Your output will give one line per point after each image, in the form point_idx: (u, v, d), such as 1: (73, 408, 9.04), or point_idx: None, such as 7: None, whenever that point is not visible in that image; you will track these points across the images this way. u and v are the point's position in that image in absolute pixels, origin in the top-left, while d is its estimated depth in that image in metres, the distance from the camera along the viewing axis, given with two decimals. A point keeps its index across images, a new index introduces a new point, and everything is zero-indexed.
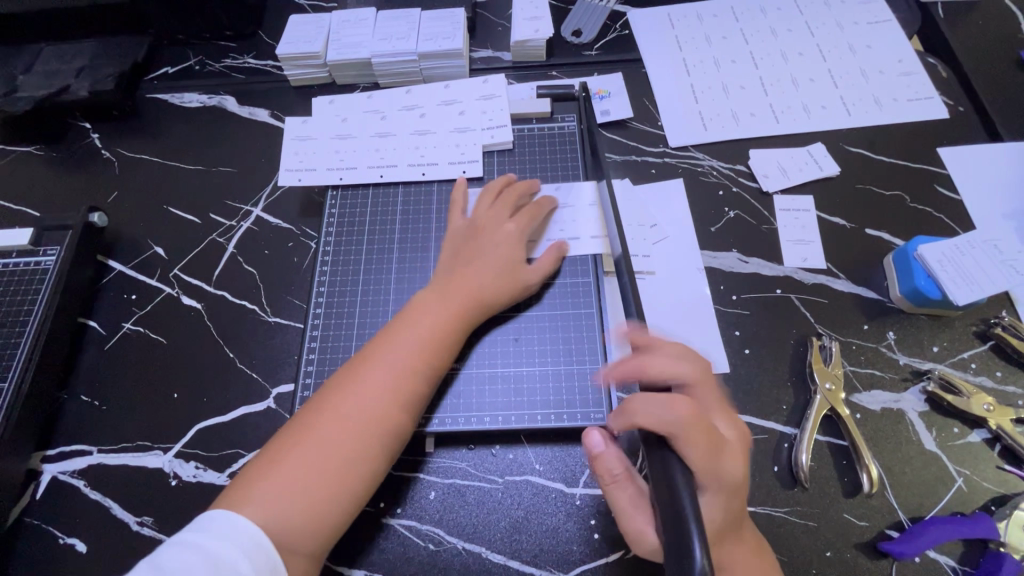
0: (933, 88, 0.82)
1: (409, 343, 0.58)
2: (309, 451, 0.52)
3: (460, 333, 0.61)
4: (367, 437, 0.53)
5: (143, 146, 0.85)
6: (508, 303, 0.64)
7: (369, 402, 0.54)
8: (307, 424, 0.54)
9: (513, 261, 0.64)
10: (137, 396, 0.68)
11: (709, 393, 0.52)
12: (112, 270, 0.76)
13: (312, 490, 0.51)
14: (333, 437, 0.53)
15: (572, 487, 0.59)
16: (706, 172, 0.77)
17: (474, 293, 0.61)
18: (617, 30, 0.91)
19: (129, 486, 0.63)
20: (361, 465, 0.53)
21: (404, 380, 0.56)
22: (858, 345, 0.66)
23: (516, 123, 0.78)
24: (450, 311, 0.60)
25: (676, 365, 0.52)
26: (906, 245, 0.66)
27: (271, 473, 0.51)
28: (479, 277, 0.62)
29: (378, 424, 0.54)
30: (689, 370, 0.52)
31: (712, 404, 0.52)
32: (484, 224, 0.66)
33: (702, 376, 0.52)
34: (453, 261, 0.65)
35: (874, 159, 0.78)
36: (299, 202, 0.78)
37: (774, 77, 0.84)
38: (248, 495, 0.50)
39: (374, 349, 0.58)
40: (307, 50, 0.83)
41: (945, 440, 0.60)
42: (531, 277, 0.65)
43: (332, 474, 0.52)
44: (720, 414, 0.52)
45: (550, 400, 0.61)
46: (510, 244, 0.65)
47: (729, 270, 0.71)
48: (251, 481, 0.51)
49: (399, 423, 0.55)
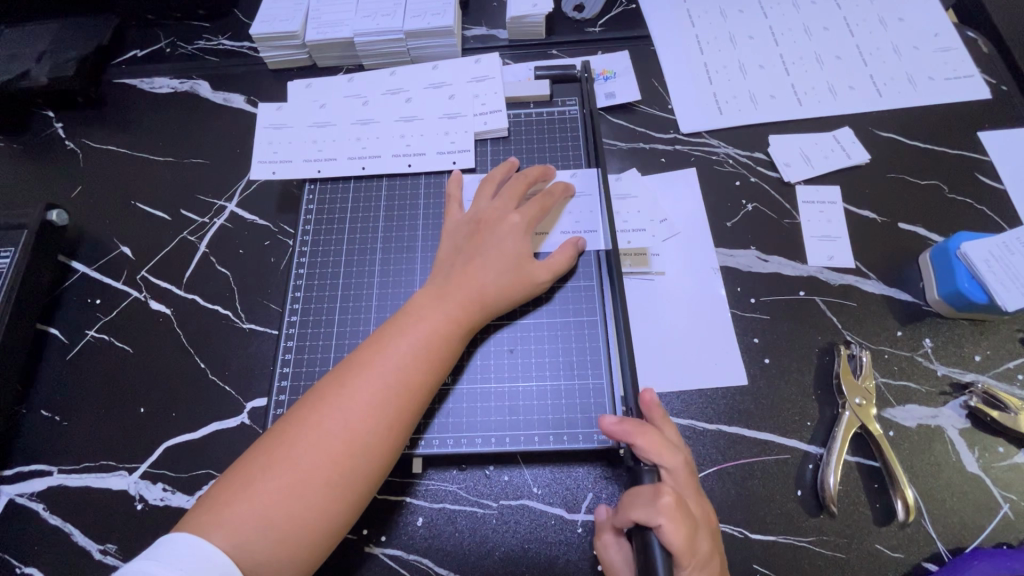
0: (973, 65, 0.74)
1: (404, 350, 0.52)
2: (288, 469, 0.46)
3: (460, 338, 0.54)
4: (352, 455, 0.48)
5: (110, 136, 0.79)
6: (514, 304, 0.57)
7: (357, 416, 0.49)
8: (287, 438, 0.48)
9: (520, 254, 0.57)
10: (102, 410, 0.62)
11: (690, 477, 0.48)
12: (75, 272, 0.70)
13: (288, 515, 0.45)
14: (313, 452, 0.47)
15: (573, 513, 0.54)
16: (722, 160, 0.70)
17: (476, 291, 0.55)
18: (623, 4, 0.83)
19: (91, 510, 0.58)
20: (344, 487, 0.47)
21: (397, 393, 0.50)
22: (891, 354, 0.59)
23: (512, 108, 0.71)
24: (446, 312, 0.54)
25: (660, 445, 0.48)
26: (947, 242, 0.60)
27: (244, 493, 0.45)
28: (482, 276, 0.56)
29: (363, 438, 0.48)
30: (672, 454, 0.48)
31: (691, 487, 0.48)
32: (486, 216, 0.60)
33: (683, 458, 0.49)
34: (454, 258, 0.58)
35: (908, 145, 0.70)
36: (277, 197, 0.72)
37: (797, 55, 0.76)
38: (215, 519, 0.44)
39: (364, 355, 0.52)
40: (283, 29, 0.75)
41: (989, 461, 0.54)
42: (540, 271, 0.58)
43: (312, 493, 0.46)
44: (698, 497, 0.48)
45: (548, 419, 0.55)
46: (518, 238, 0.58)
47: (747, 270, 0.64)
48: (221, 503, 0.45)
49: (390, 441, 0.49)
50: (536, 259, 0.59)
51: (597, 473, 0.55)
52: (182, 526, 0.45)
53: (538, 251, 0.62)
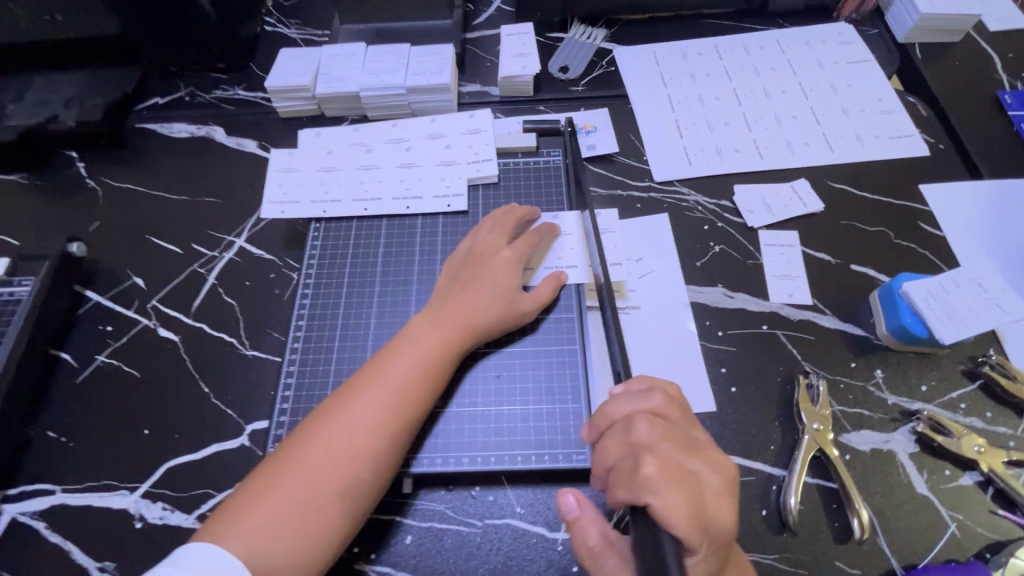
0: (913, 125, 0.84)
1: (402, 370, 0.56)
2: (295, 482, 0.50)
3: (452, 361, 0.59)
4: (356, 469, 0.51)
5: (129, 175, 0.85)
6: (502, 331, 0.62)
7: (358, 433, 0.52)
8: (295, 453, 0.51)
9: (510, 284, 0.63)
10: (107, 431, 0.65)
11: (670, 440, 0.47)
12: (88, 300, 0.74)
13: (295, 525, 0.48)
14: (319, 466, 0.51)
15: (554, 531, 0.57)
16: (692, 207, 0.77)
17: (468, 318, 0.60)
18: (603, 67, 0.92)
19: (91, 529, 0.60)
20: (349, 498, 0.51)
21: (395, 410, 0.54)
22: (846, 383, 0.65)
23: (502, 157, 0.78)
24: (442, 337, 0.59)
25: (626, 425, 0.48)
26: (891, 282, 0.66)
27: (256, 505, 0.49)
28: (474, 304, 0.61)
29: (366, 454, 0.52)
30: (639, 427, 0.48)
31: (677, 450, 0.47)
32: (482, 248, 0.65)
33: (656, 429, 0.48)
34: (449, 287, 0.63)
35: (858, 195, 0.78)
36: (283, 233, 0.78)
37: (758, 114, 0.85)
38: (229, 529, 0.47)
39: (364, 376, 0.56)
40: (296, 83, 0.83)
41: (937, 483, 0.59)
42: (528, 301, 0.63)
43: (318, 504, 0.49)
44: (693, 455, 0.47)
45: (531, 440, 0.60)
46: (508, 271, 0.63)
47: (715, 305, 0.70)
48: (234, 514, 0.48)
49: (391, 456, 0.53)
50: (523, 290, 0.65)
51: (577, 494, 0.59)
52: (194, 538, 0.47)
53: (526, 282, 0.67)
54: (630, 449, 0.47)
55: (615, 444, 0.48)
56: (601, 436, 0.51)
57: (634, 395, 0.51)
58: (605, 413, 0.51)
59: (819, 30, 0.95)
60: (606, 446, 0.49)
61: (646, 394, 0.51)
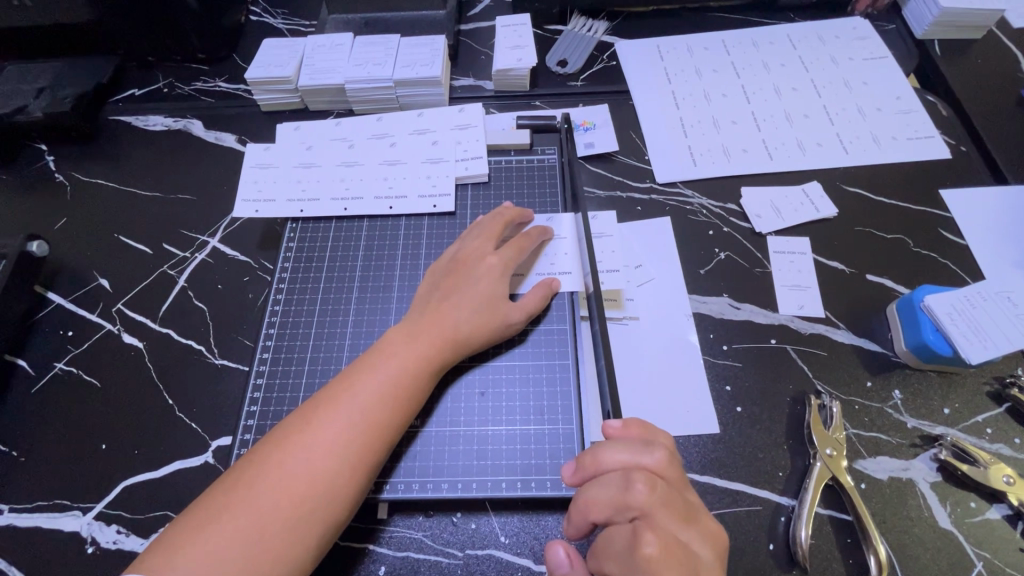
0: (933, 126, 0.79)
1: (373, 386, 0.51)
2: (247, 508, 0.45)
3: (430, 375, 0.54)
4: (315, 494, 0.46)
5: (100, 170, 0.80)
6: (486, 344, 0.57)
7: (321, 454, 0.47)
8: (249, 476, 0.47)
9: (494, 293, 0.58)
10: (63, 446, 0.61)
11: (670, 507, 0.43)
12: (50, 302, 0.70)
13: (245, 558, 0.43)
14: (274, 491, 0.46)
15: (540, 564, 0.52)
16: (696, 210, 0.72)
17: (446, 329, 0.55)
18: (604, 61, 0.87)
19: (38, 552, 0.55)
20: (306, 529, 0.46)
21: (364, 429, 0.49)
22: (861, 405, 0.59)
23: (494, 155, 0.73)
24: (417, 349, 0.54)
25: (622, 482, 0.44)
26: (911, 295, 0.61)
27: (202, 535, 0.44)
28: (455, 315, 0.56)
29: (326, 478, 0.47)
30: (638, 489, 0.43)
31: (675, 519, 0.43)
32: (466, 253, 0.60)
33: (656, 493, 0.43)
34: (430, 295, 0.59)
35: (874, 200, 0.73)
36: (260, 234, 0.73)
37: (767, 112, 0.80)
38: (170, 563, 0.42)
39: (332, 391, 0.51)
40: (277, 74, 0.78)
41: (961, 517, 0.54)
42: (514, 312, 0.58)
43: (271, 535, 0.44)
44: (689, 524, 0.44)
45: (517, 465, 0.55)
46: (494, 279, 0.58)
47: (719, 317, 0.65)
48: (177, 545, 0.43)
49: (355, 481, 0.48)
50: (510, 300, 0.60)
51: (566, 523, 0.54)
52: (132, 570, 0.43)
53: (514, 291, 0.62)
54: (624, 511, 0.43)
55: (606, 501, 0.44)
56: (588, 484, 0.46)
57: (631, 447, 0.46)
58: (595, 458, 0.46)
59: (833, 25, 0.89)
60: (593, 498, 0.45)
61: (645, 448, 0.46)
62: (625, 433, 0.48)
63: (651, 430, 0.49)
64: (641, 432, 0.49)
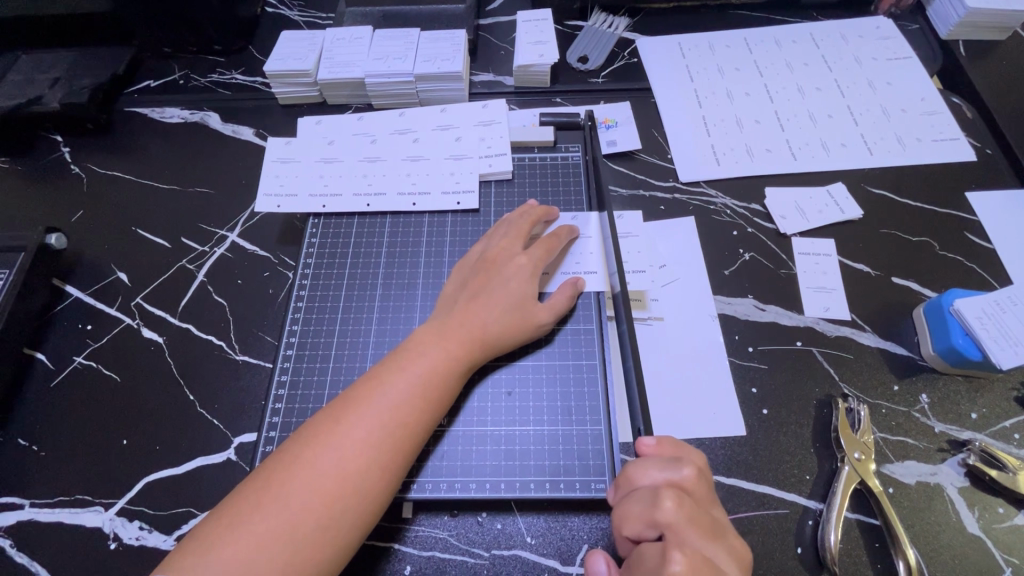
0: (958, 128, 0.78)
1: (403, 386, 0.51)
2: (279, 507, 0.44)
3: (459, 375, 0.54)
4: (346, 494, 0.46)
5: (116, 162, 0.80)
6: (514, 345, 0.57)
7: (352, 454, 0.47)
8: (279, 475, 0.46)
9: (523, 294, 0.57)
10: (83, 441, 0.60)
11: (698, 524, 0.43)
12: (68, 296, 0.69)
13: (278, 558, 0.43)
14: (306, 491, 0.45)
15: (568, 565, 0.51)
16: (719, 211, 0.72)
17: (476, 329, 0.55)
18: (625, 58, 0.86)
19: (60, 548, 0.55)
20: (337, 529, 0.45)
21: (395, 429, 0.49)
22: (889, 409, 0.59)
23: (516, 152, 0.73)
24: (446, 350, 0.53)
25: (651, 498, 0.44)
26: (940, 299, 0.61)
27: (233, 535, 0.43)
28: (485, 315, 0.56)
29: (357, 479, 0.47)
30: (666, 505, 0.43)
31: (702, 537, 0.42)
32: (494, 253, 0.60)
33: (683, 510, 0.43)
34: (457, 295, 0.58)
35: (899, 202, 0.72)
36: (280, 229, 0.72)
37: (791, 112, 0.80)
38: (201, 562, 0.42)
39: (361, 390, 0.51)
40: (297, 68, 0.77)
41: (989, 522, 0.54)
42: (542, 313, 0.58)
43: (302, 536, 0.44)
44: (717, 542, 0.43)
45: (544, 465, 0.54)
46: (523, 279, 0.58)
47: (744, 318, 0.64)
48: (208, 544, 0.43)
49: (385, 481, 0.48)
50: (538, 300, 0.59)
51: (593, 523, 0.53)
52: (163, 568, 0.42)
53: (541, 291, 0.62)
54: (652, 527, 0.43)
55: (637, 517, 0.44)
56: (621, 500, 0.46)
57: (661, 464, 0.46)
58: (628, 475, 0.47)
59: (856, 24, 0.89)
60: (625, 513, 0.45)
61: (675, 465, 0.46)
62: (660, 451, 0.48)
63: (683, 450, 0.49)
64: (675, 450, 0.48)
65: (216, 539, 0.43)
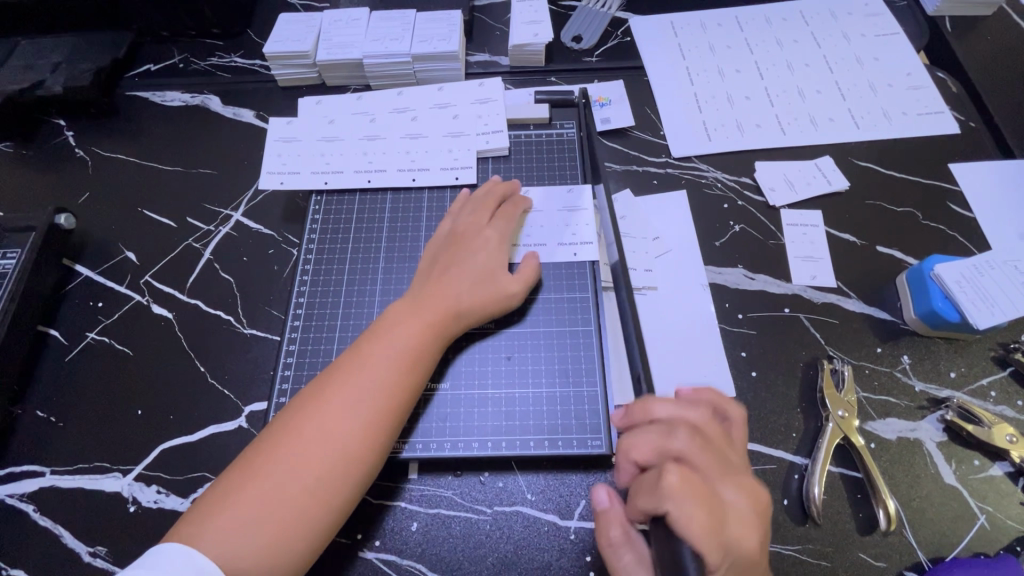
0: (942, 102, 0.80)
1: (382, 358, 0.53)
2: (269, 477, 0.47)
3: (434, 343, 0.56)
4: (331, 457, 0.48)
5: (119, 145, 0.81)
6: (490, 314, 0.59)
7: (335, 421, 0.49)
8: (269, 446, 0.49)
9: (491, 265, 0.60)
10: (99, 412, 0.63)
11: (707, 456, 0.45)
12: (79, 275, 0.71)
13: (272, 522, 0.46)
14: (293, 458, 0.48)
15: (566, 519, 0.54)
16: (711, 184, 0.74)
17: (447, 300, 0.57)
18: (618, 38, 0.88)
19: (82, 512, 0.57)
20: (329, 489, 0.48)
21: (376, 398, 0.51)
22: (872, 369, 0.62)
23: (513, 129, 0.75)
24: (420, 320, 0.56)
25: (666, 432, 0.46)
26: (921, 265, 0.63)
27: (230, 501, 0.46)
28: (456, 288, 0.58)
29: (342, 442, 0.49)
30: (679, 437, 0.46)
31: (711, 469, 0.45)
32: (463, 230, 0.62)
33: (693, 441, 0.46)
34: (430, 271, 0.60)
35: (884, 174, 0.75)
36: (283, 208, 0.74)
37: (781, 88, 0.81)
38: (203, 527, 0.45)
39: (341, 366, 0.53)
40: (296, 49, 0.79)
41: (965, 473, 0.57)
42: (513, 283, 0.60)
43: (295, 496, 0.47)
44: (726, 478, 0.45)
45: (543, 425, 0.57)
46: (489, 252, 0.61)
47: (735, 287, 0.67)
48: (207, 511, 0.46)
49: (370, 443, 0.50)
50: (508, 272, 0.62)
51: (591, 480, 0.56)
52: (170, 535, 0.45)
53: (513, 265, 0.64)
54: (661, 452, 0.46)
55: (648, 445, 0.46)
56: (628, 433, 0.49)
57: (678, 405, 0.49)
58: (638, 410, 0.49)
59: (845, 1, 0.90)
60: (635, 441, 0.47)
61: (692, 406, 0.49)
62: (696, 396, 0.51)
63: (713, 400, 0.51)
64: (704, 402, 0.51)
65: (214, 504, 0.46)
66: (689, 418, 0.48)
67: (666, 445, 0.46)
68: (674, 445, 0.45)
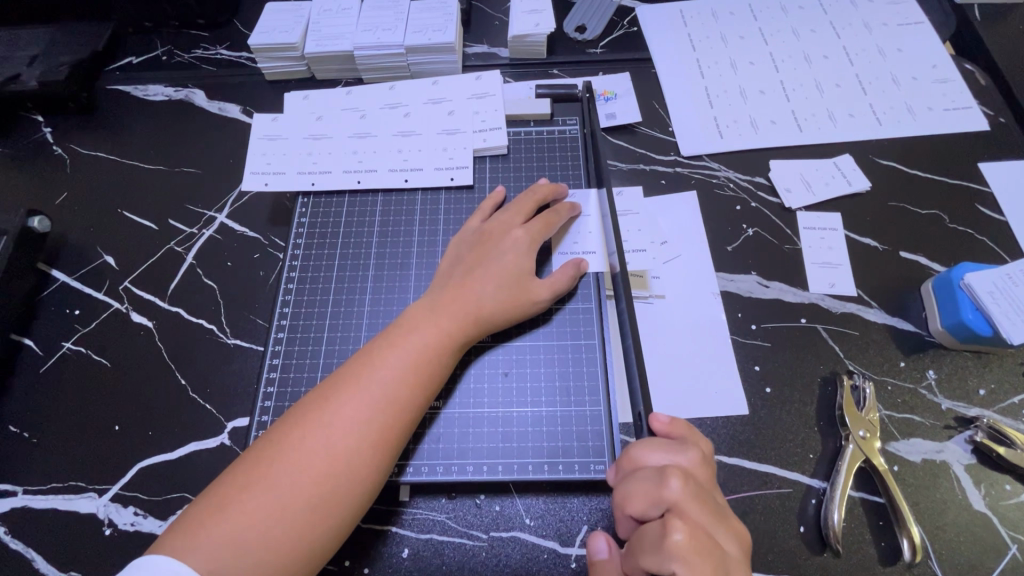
0: (971, 96, 0.75)
1: (395, 364, 0.49)
2: (269, 487, 0.44)
3: (452, 351, 0.52)
4: (337, 472, 0.45)
5: (99, 142, 0.77)
6: (512, 321, 0.55)
7: (343, 433, 0.46)
8: (270, 453, 0.45)
9: (520, 267, 0.56)
10: (74, 427, 0.59)
11: (702, 504, 0.42)
12: (55, 280, 0.67)
13: (268, 538, 0.42)
14: (296, 470, 0.44)
15: (567, 546, 0.51)
16: (722, 184, 0.70)
17: (470, 304, 0.53)
18: (624, 27, 0.83)
19: (55, 534, 0.54)
20: (331, 505, 0.44)
21: (388, 408, 0.48)
22: (894, 385, 0.58)
23: (512, 126, 0.70)
24: (439, 325, 0.52)
25: (658, 478, 0.42)
26: (950, 273, 0.59)
27: (223, 514, 0.42)
28: (478, 291, 0.54)
29: (349, 457, 0.45)
30: (673, 485, 0.42)
31: (707, 516, 0.41)
32: (491, 230, 0.59)
33: (689, 488, 0.42)
34: (453, 272, 0.57)
35: (908, 174, 0.70)
36: (269, 210, 0.70)
37: (797, 81, 0.77)
38: (194, 539, 0.41)
39: (352, 370, 0.49)
40: (282, 40, 0.74)
41: (996, 499, 0.53)
42: (541, 288, 0.56)
43: (294, 513, 0.43)
44: (721, 524, 0.42)
45: (543, 447, 0.53)
46: (519, 253, 0.56)
47: (748, 295, 0.63)
48: (199, 522, 0.42)
49: (378, 460, 0.47)
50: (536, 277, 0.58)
51: (593, 504, 0.53)
52: (155, 547, 0.42)
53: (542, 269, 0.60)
54: (657, 505, 0.42)
55: (642, 496, 0.42)
56: (622, 480, 0.45)
57: (667, 445, 0.45)
58: (630, 456, 0.46)
59: None
60: (628, 493, 0.43)
61: (681, 446, 0.45)
62: (670, 432, 0.47)
63: (691, 434, 0.47)
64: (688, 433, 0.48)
65: (207, 517, 0.42)
66: (679, 460, 0.44)
67: (661, 495, 0.42)
68: (670, 494, 0.41)
